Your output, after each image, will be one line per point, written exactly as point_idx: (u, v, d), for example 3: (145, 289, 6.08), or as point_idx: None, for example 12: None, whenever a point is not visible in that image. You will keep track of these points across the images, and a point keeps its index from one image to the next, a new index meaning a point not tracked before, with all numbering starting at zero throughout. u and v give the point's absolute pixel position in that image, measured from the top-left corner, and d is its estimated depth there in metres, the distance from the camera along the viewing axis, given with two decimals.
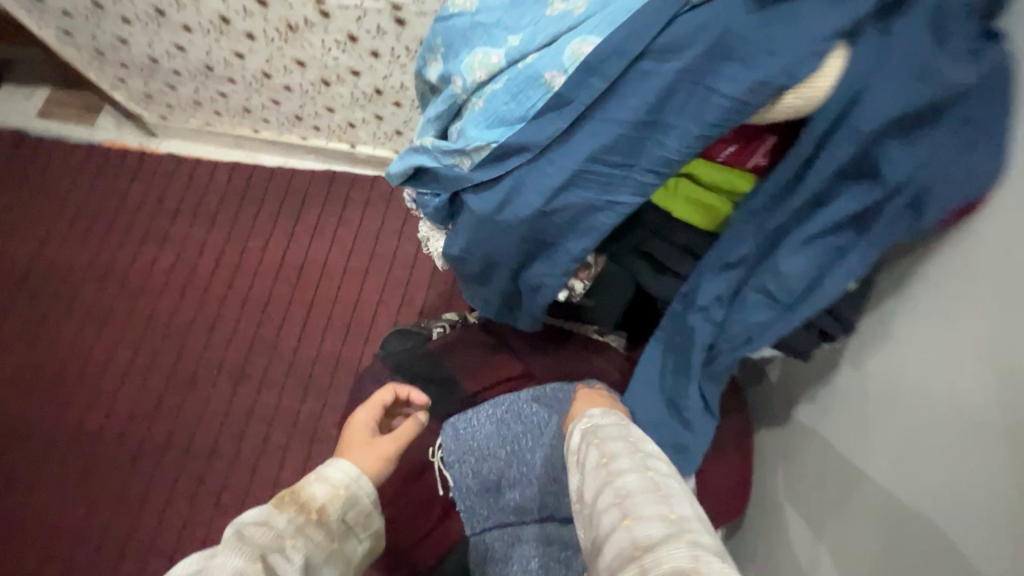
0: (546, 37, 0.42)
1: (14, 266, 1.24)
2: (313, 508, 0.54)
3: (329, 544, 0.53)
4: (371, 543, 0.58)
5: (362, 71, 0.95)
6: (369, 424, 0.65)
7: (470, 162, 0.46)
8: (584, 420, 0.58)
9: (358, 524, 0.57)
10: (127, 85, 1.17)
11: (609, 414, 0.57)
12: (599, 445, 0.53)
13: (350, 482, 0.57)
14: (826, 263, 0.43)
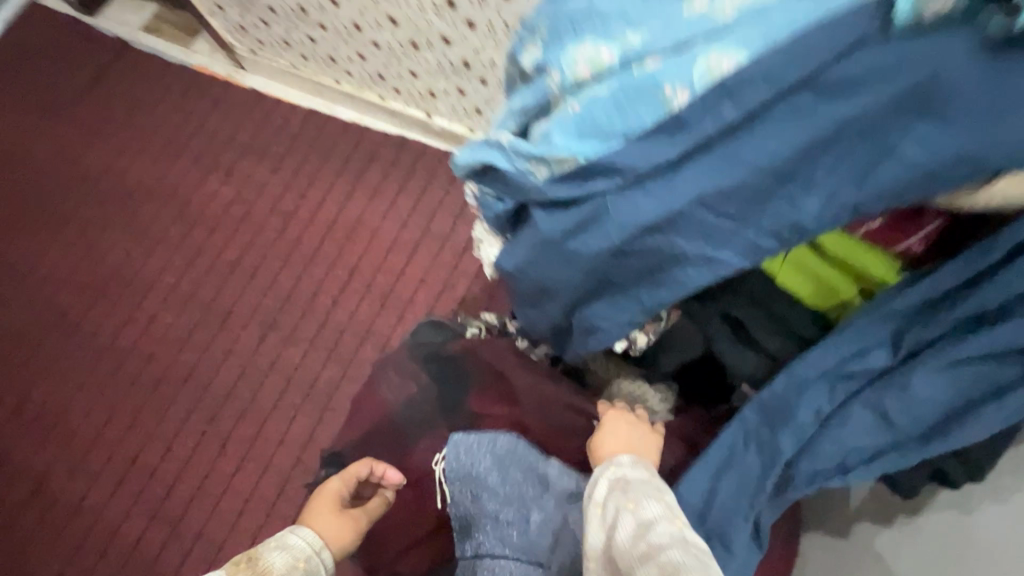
0: (676, 40, 0.33)
1: (92, 170, 1.29)
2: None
3: None
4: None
5: (454, 40, 0.88)
6: (339, 493, 0.73)
7: (548, 173, 0.38)
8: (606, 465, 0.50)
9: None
10: (224, 14, 1.17)
11: (636, 463, 0.50)
12: (630, 499, 0.46)
13: (313, 558, 0.62)
14: (970, 396, 0.40)
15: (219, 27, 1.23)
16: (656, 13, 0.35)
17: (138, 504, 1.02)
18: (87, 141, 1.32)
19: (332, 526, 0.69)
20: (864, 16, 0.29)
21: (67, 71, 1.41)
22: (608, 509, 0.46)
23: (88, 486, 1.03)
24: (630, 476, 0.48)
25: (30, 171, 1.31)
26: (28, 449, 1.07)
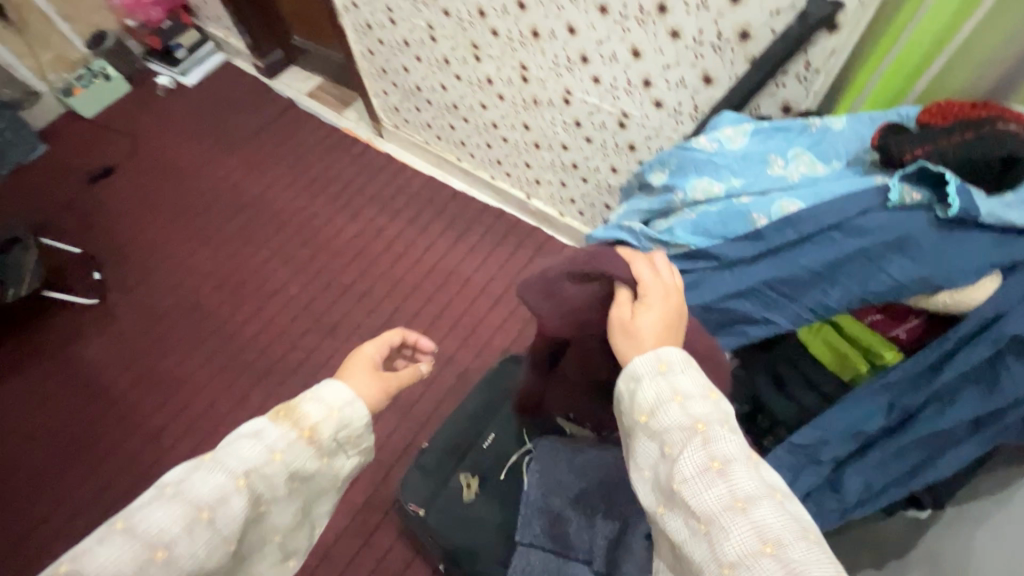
0: (761, 188, 0.56)
1: (249, 194, 1.60)
2: (306, 426, 0.49)
3: (318, 461, 0.50)
4: (360, 460, 0.54)
5: (571, 148, 1.14)
6: (375, 358, 0.60)
7: (666, 252, 0.60)
8: (654, 366, 0.46)
9: (349, 444, 0.52)
10: (385, 98, 1.49)
11: (688, 367, 0.46)
12: (695, 423, 0.43)
13: (345, 404, 0.52)
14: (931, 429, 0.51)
15: (376, 105, 1.56)
16: (750, 171, 0.58)
17: None
18: (250, 170, 1.65)
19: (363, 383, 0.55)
20: (873, 195, 0.50)
21: (243, 116, 1.77)
22: (665, 425, 0.44)
23: (194, 448, 1.22)
24: (684, 384, 0.45)
25: (200, 186, 1.63)
26: (154, 408, 1.28)
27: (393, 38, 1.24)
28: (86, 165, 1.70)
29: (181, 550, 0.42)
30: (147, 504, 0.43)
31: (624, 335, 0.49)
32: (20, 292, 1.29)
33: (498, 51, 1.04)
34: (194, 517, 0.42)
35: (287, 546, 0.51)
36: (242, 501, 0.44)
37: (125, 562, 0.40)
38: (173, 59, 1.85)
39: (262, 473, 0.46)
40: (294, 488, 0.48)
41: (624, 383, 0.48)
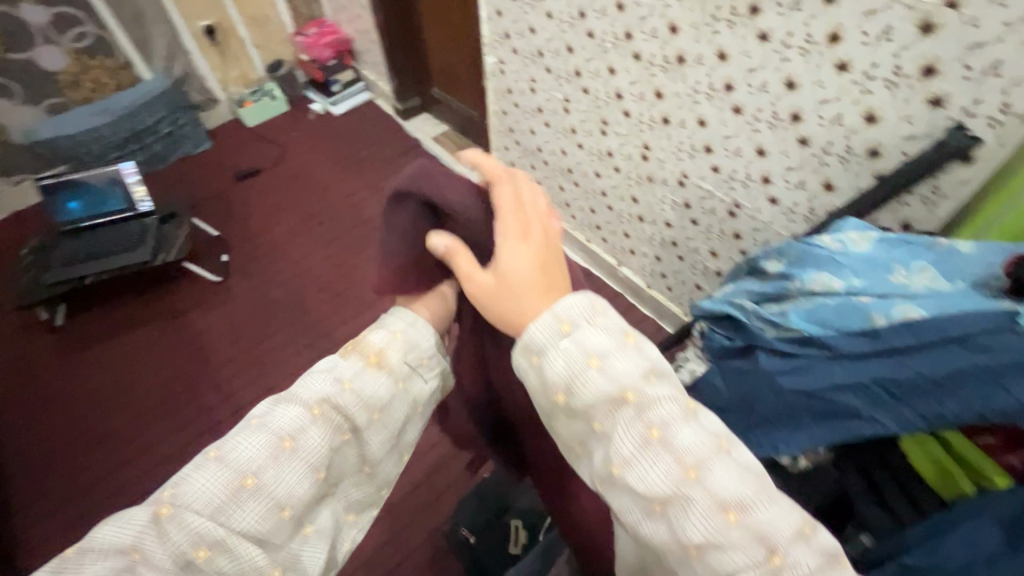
0: (882, 291, 0.59)
1: (366, 213, 1.78)
2: (373, 352, 0.50)
3: (394, 384, 0.50)
4: (437, 387, 0.54)
5: (674, 226, 1.20)
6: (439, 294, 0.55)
7: (775, 332, 0.64)
8: (555, 333, 0.40)
9: (423, 368, 0.52)
10: (504, 153, 1.64)
11: (583, 322, 0.41)
12: (623, 391, 0.38)
13: (408, 329, 0.52)
14: None
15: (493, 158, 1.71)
16: (872, 274, 0.61)
17: None
18: (370, 194, 1.83)
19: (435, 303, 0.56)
20: (1002, 316, 0.51)
21: (374, 147, 2.00)
22: (587, 404, 0.39)
23: None
24: (587, 341, 0.40)
25: (326, 199, 1.83)
26: (244, 386, 1.40)
27: (528, 104, 1.39)
28: (237, 165, 1.96)
29: (268, 478, 0.44)
30: (235, 436, 0.45)
31: (496, 285, 0.44)
32: (167, 259, 1.48)
33: (626, 129, 1.15)
34: (275, 446, 0.45)
35: (380, 480, 0.53)
36: (320, 430, 0.46)
37: (217, 489, 0.43)
38: (328, 91, 2.13)
39: (336, 401, 0.47)
40: (377, 420, 0.49)
41: (523, 354, 0.42)
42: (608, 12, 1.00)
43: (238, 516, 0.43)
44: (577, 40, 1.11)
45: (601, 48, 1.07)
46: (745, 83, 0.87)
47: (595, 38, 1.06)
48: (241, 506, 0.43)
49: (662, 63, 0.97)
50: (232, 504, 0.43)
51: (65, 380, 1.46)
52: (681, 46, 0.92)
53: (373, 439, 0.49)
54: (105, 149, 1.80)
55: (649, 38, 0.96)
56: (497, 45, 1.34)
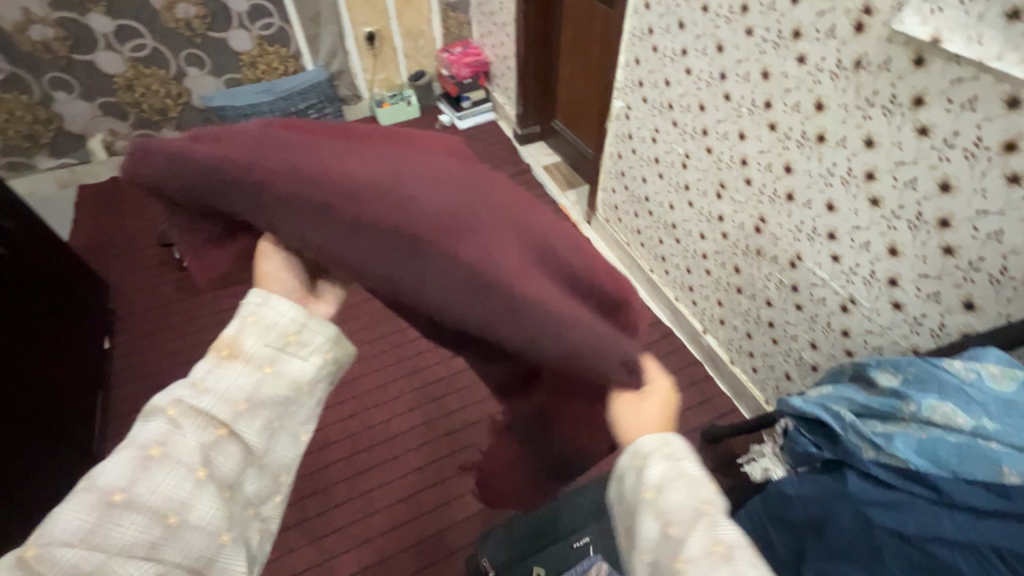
0: (1020, 444, 0.51)
1: None
2: (225, 344, 0.48)
3: (257, 368, 0.47)
4: (323, 361, 0.51)
5: (775, 305, 1.12)
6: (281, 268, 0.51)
7: (876, 455, 0.57)
8: (658, 445, 0.43)
9: (293, 346, 0.49)
10: (609, 195, 1.64)
11: (689, 453, 0.43)
12: (703, 504, 0.39)
13: (257, 307, 0.49)
14: None
15: (598, 197, 1.71)
16: (1009, 421, 0.53)
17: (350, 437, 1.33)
18: None
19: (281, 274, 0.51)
20: None
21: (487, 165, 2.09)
22: (670, 503, 0.40)
23: (334, 404, 1.40)
24: (689, 469, 0.42)
25: None
26: None
27: (645, 154, 1.38)
28: None
29: (140, 491, 0.41)
30: (102, 462, 0.43)
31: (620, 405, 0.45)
32: None
33: (743, 197, 1.10)
34: (143, 455, 0.42)
35: (279, 470, 0.49)
36: (189, 428, 0.44)
37: (82, 514, 0.39)
38: (459, 106, 2.28)
39: (190, 400, 0.45)
40: (245, 410, 0.46)
41: (626, 458, 0.44)
42: (751, 78, 0.98)
43: (114, 534, 0.39)
44: (711, 99, 1.09)
45: (736, 112, 1.04)
46: (890, 176, 0.80)
47: (731, 101, 1.04)
48: (116, 524, 0.39)
49: (799, 137, 0.92)
50: (104, 525, 0.39)
51: (178, 314, 1.64)
52: (824, 124, 0.87)
53: (249, 429, 0.46)
54: None
55: (790, 110, 0.92)
56: (628, 91, 1.35)
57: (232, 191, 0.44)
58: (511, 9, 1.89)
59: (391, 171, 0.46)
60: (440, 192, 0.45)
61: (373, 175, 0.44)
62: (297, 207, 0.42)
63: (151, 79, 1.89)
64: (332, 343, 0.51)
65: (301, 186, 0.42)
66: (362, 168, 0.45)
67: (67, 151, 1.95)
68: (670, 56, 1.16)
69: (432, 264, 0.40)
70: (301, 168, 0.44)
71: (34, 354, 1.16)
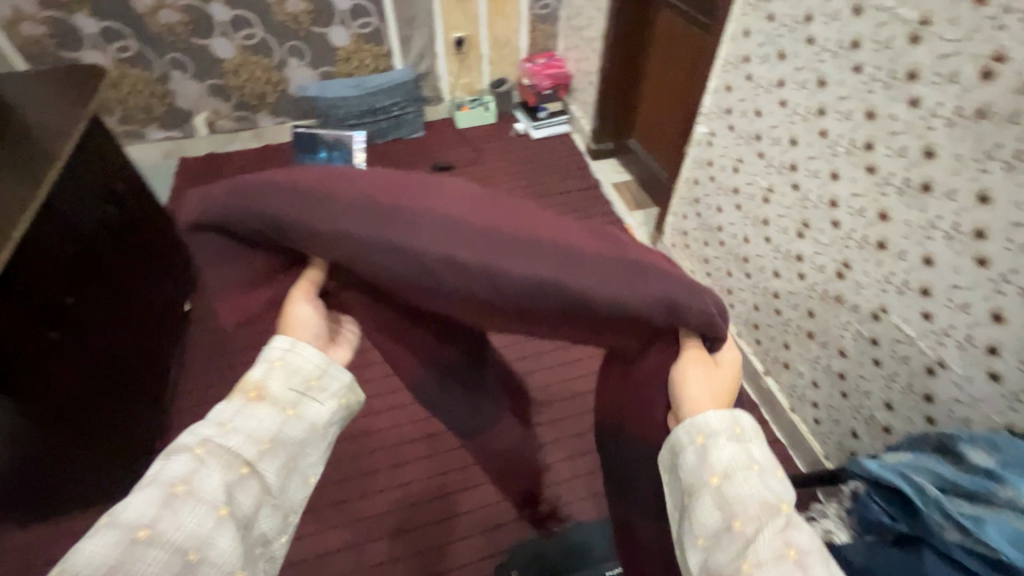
0: None
1: None
2: (253, 388, 0.57)
3: (281, 410, 0.57)
4: (336, 405, 0.61)
5: (850, 356, 1.06)
6: (313, 320, 0.64)
7: (959, 536, 0.53)
8: (732, 429, 0.51)
9: (313, 389, 0.60)
10: (679, 220, 1.61)
11: (756, 439, 0.51)
12: (779, 501, 0.46)
13: (285, 355, 0.60)
14: None
15: (667, 221, 1.68)
16: None
17: (396, 427, 1.37)
18: None
19: (309, 323, 0.64)
20: None
21: (556, 177, 2.10)
22: (741, 490, 0.47)
23: (385, 391, 1.44)
24: (754, 454, 0.50)
25: None
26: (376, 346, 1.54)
27: (724, 182, 1.34)
28: (437, 158, 2.18)
29: (162, 526, 0.46)
30: (125, 501, 0.48)
31: (698, 363, 0.57)
32: None
33: (828, 240, 1.05)
34: (167, 493, 0.48)
35: (289, 507, 0.56)
36: (213, 468, 0.51)
37: (109, 549, 0.44)
38: (535, 115, 2.30)
39: (221, 440, 0.53)
40: (268, 448, 0.54)
41: (688, 434, 0.52)
42: (853, 117, 0.93)
43: (136, 567, 0.44)
44: (805, 134, 1.04)
45: (831, 151, 0.99)
46: (1004, 237, 0.74)
47: (827, 138, 0.99)
48: (140, 559, 0.44)
49: (900, 184, 0.87)
50: (127, 558, 0.44)
51: None
52: (932, 173, 0.82)
53: (269, 468, 0.54)
54: (347, 116, 2.14)
55: (893, 154, 0.87)
56: (714, 117, 1.32)
57: (281, 198, 0.52)
58: (601, 25, 1.89)
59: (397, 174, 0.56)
60: (473, 194, 0.54)
61: (388, 176, 0.54)
62: (379, 228, 0.49)
63: (256, 66, 2.02)
64: (345, 389, 0.63)
65: (371, 210, 0.49)
66: (376, 172, 0.55)
67: (174, 125, 2.11)
68: (765, 86, 1.13)
69: (504, 244, 0.49)
70: (360, 193, 0.51)
71: (126, 317, 1.26)
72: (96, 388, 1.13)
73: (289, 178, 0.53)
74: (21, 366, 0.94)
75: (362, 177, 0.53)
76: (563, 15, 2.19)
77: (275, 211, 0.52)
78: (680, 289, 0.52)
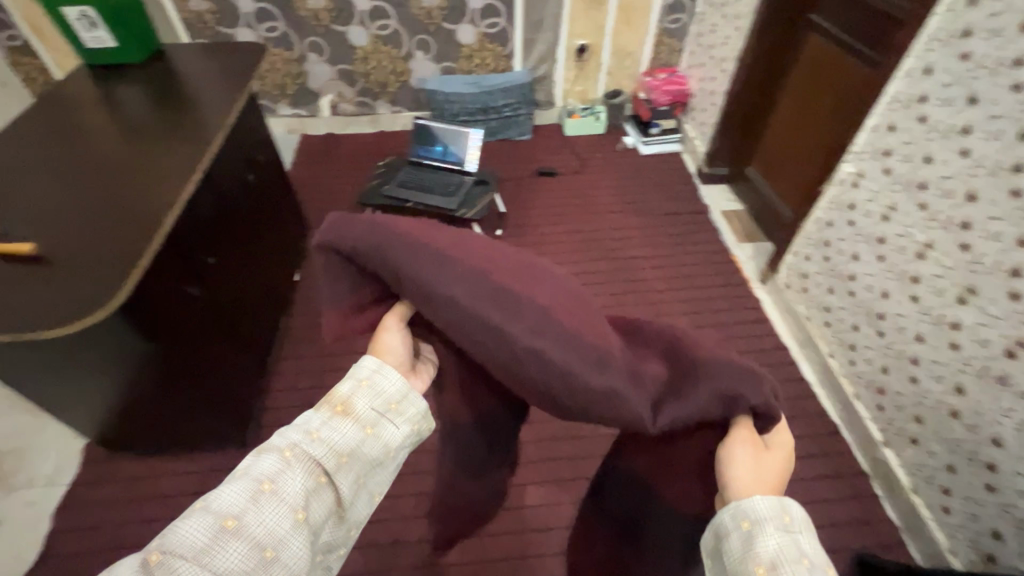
0: None
1: (630, 253, 1.81)
2: (339, 403, 0.56)
3: (361, 430, 0.55)
4: (411, 431, 0.58)
5: (1005, 448, 0.93)
6: (404, 345, 0.62)
7: None
8: (781, 516, 0.47)
9: (391, 413, 0.57)
10: (799, 261, 1.50)
11: (807, 531, 0.47)
12: None
13: (373, 375, 0.58)
14: None
15: (784, 259, 1.58)
16: None
17: None
18: (641, 238, 1.86)
19: (398, 349, 0.61)
20: None
21: (662, 198, 2.03)
22: None
23: None
24: (804, 547, 0.46)
25: (601, 222, 1.92)
26: None
27: (866, 229, 1.23)
28: (542, 163, 2.17)
29: (249, 519, 0.46)
30: (217, 487, 0.48)
31: (745, 451, 0.52)
32: (465, 215, 1.67)
33: (998, 312, 0.93)
34: (255, 488, 0.47)
35: (352, 523, 0.54)
36: (297, 471, 0.50)
37: (200, 533, 0.45)
38: (647, 131, 2.23)
39: (306, 447, 0.52)
40: (346, 461, 0.53)
41: (732, 517, 0.49)
42: None
43: (220, 558, 0.44)
44: (989, 190, 0.93)
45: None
46: None
47: (1020, 200, 0.88)
48: (224, 550, 0.44)
49: None
50: (215, 547, 0.44)
51: None
52: None
53: (345, 481, 0.52)
54: (460, 112, 2.18)
55: None
56: (867, 157, 1.21)
57: (406, 250, 0.52)
58: (737, 46, 1.80)
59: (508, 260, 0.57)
60: (554, 295, 0.57)
61: (501, 264, 0.56)
62: (490, 309, 0.49)
63: (384, 55, 2.10)
64: (421, 416, 0.60)
65: (482, 287, 0.50)
66: (490, 255, 0.56)
67: (301, 104, 2.24)
68: (943, 132, 1.01)
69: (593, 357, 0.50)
70: (472, 268, 0.52)
71: (251, 280, 1.34)
72: (223, 343, 1.21)
73: (417, 233, 0.54)
74: (168, 314, 1.01)
75: (481, 256, 0.54)
76: (693, 31, 2.12)
77: (395, 261, 0.52)
78: (736, 381, 0.50)
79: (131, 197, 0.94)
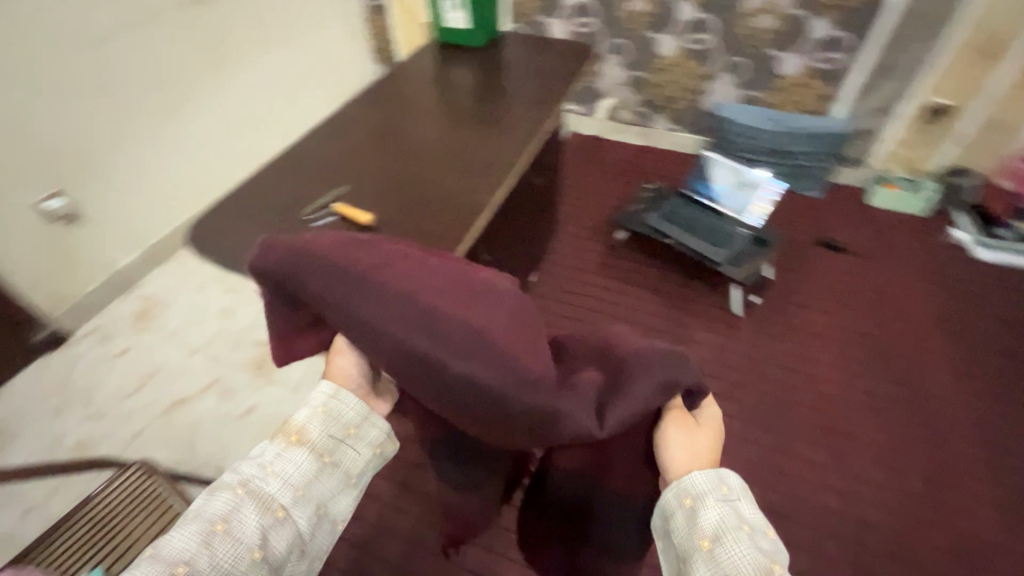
0: None
1: (925, 386, 1.40)
2: (293, 430, 0.56)
3: (317, 459, 0.55)
4: (372, 453, 0.60)
5: None
6: (358, 370, 0.61)
7: None
8: (719, 487, 0.53)
9: (350, 437, 0.58)
10: None
11: (745, 498, 0.53)
12: (771, 561, 0.48)
13: (325, 400, 0.59)
14: None
15: None
16: None
17: None
18: (946, 371, 1.43)
19: (353, 375, 0.61)
20: None
21: (989, 327, 1.53)
22: (729, 552, 0.48)
23: None
24: (744, 513, 0.52)
25: (893, 330, 1.52)
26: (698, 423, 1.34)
27: None
28: (831, 231, 1.80)
29: (200, 565, 0.46)
30: (168, 532, 0.48)
31: (681, 433, 0.57)
32: (732, 275, 1.45)
33: None
34: (207, 531, 0.48)
35: (311, 555, 0.55)
36: (251, 511, 0.50)
37: None
38: (990, 230, 1.72)
39: (260, 484, 0.52)
40: (303, 494, 0.53)
41: (676, 495, 0.54)
42: None
43: None
44: None
45: None
46: None
47: None
48: None
49: None
50: None
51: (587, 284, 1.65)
52: None
53: (303, 514, 0.53)
54: (747, 149, 1.91)
55: None
56: None
57: (328, 273, 0.50)
58: None
59: (443, 269, 0.53)
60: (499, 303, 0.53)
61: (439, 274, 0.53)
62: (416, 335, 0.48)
63: (687, 71, 1.93)
64: (383, 437, 0.61)
65: (407, 312, 0.48)
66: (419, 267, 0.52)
67: (582, 101, 2.21)
68: None
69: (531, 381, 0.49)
70: (393, 287, 0.49)
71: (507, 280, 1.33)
72: None
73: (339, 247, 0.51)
74: None
75: (411, 268, 0.51)
76: None
77: (316, 283, 0.51)
78: (670, 368, 0.54)
79: (448, 185, 0.96)
